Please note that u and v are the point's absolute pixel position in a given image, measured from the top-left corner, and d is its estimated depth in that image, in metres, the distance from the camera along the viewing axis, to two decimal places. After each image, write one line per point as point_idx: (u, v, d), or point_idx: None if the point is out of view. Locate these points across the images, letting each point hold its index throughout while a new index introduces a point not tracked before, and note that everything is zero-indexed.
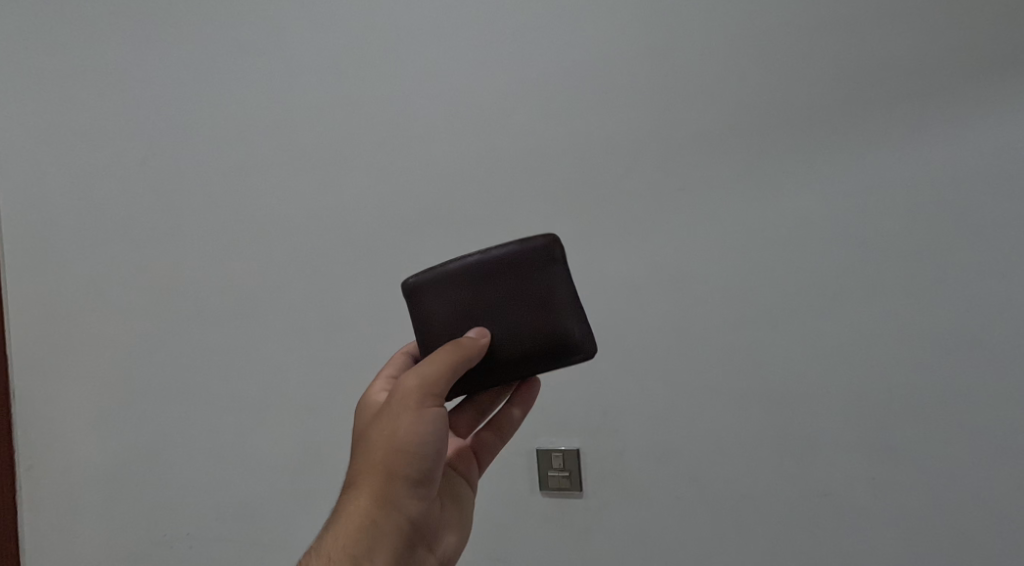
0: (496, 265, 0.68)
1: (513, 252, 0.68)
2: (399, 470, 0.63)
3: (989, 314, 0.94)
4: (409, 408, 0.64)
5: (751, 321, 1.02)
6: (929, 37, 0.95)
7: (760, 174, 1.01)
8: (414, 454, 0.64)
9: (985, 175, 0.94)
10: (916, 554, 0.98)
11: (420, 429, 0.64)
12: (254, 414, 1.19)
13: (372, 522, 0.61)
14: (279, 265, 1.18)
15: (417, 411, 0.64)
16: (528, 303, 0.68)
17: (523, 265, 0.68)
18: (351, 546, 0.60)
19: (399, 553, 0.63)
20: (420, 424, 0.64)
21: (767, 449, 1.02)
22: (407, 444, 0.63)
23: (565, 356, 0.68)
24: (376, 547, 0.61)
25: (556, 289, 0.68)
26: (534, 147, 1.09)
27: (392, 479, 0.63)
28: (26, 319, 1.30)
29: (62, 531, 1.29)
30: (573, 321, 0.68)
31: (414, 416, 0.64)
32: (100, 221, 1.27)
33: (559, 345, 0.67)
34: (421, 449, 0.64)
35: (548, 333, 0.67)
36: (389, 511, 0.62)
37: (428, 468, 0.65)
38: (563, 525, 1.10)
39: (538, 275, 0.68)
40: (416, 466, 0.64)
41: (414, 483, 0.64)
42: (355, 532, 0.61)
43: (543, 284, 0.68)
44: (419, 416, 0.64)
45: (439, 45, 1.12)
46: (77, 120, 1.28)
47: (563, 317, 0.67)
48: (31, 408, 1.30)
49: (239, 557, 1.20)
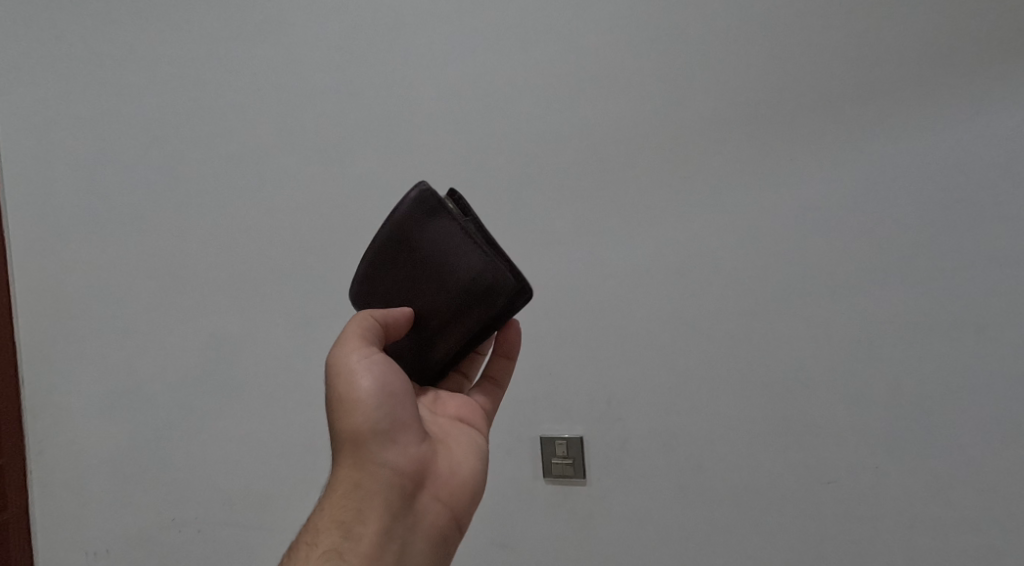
0: (400, 223, 0.77)
1: (406, 214, 0.77)
2: (358, 429, 0.71)
3: (997, 305, 0.94)
4: (345, 372, 0.73)
5: (756, 310, 1.03)
6: (935, 28, 0.95)
7: (764, 163, 1.02)
8: (367, 412, 0.72)
9: (993, 166, 0.94)
10: (919, 542, 0.97)
11: (366, 384, 0.72)
12: (261, 400, 1.20)
13: (353, 482, 0.70)
14: (283, 252, 1.20)
15: (352, 370, 0.73)
16: (437, 260, 0.75)
17: (416, 219, 0.76)
18: (338, 510, 0.69)
19: (391, 504, 0.69)
20: (358, 379, 0.72)
21: (771, 438, 1.02)
22: (359, 401, 0.72)
23: (484, 296, 0.73)
24: (363, 505, 0.69)
25: (448, 235, 0.75)
26: (538, 135, 1.09)
27: (359, 439, 0.71)
28: (35, 304, 1.32)
29: (71, 516, 1.30)
30: (471, 269, 0.74)
31: (351, 375, 0.73)
32: (108, 210, 1.29)
33: (468, 288, 0.74)
34: (375, 403, 0.72)
35: (455, 284, 0.74)
36: (366, 471, 0.70)
37: (393, 419, 0.72)
38: (565, 513, 1.11)
39: (433, 222, 0.76)
40: (376, 422, 0.72)
41: (384, 437, 0.71)
42: (340, 498, 0.70)
43: (435, 234, 0.76)
44: (359, 372, 0.73)
45: (445, 36, 1.13)
46: (84, 108, 1.30)
47: (460, 262, 0.74)
48: (40, 394, 1.32)
49: (245, 540, 1.21)
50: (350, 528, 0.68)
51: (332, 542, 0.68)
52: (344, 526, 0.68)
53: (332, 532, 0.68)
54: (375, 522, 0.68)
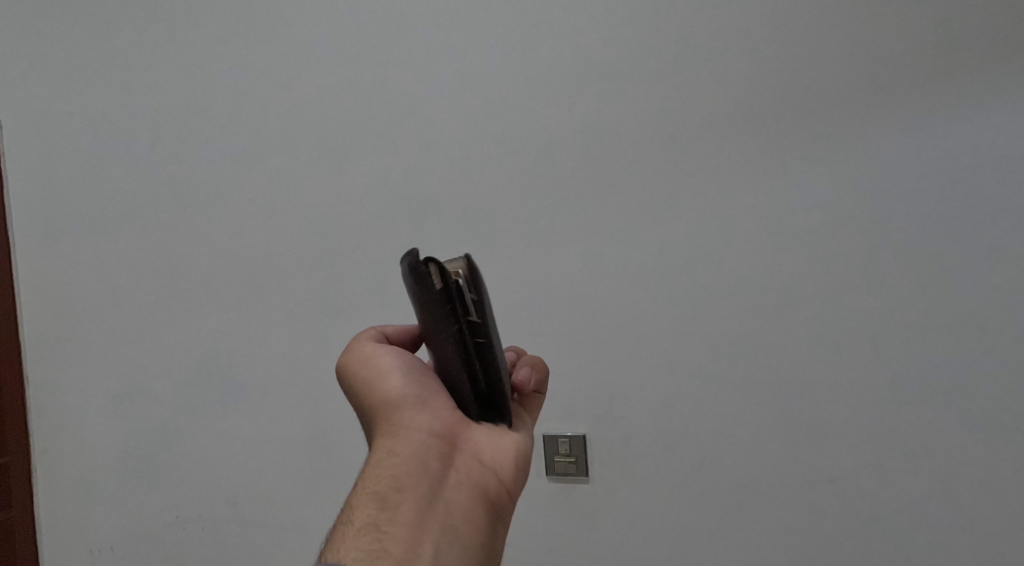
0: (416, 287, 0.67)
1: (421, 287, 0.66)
2: (392, 398, 0.73)
3: (1000, 303, 0.94)
4: (374, 356, 0.77)
5: (759, 309, 1.03)
6: (937, 27, 0.95)
7: (766, 161, 1.01)
8: (399, 383, 0.74)
9: (995, 166, 0.94)
10: (921, 539, 0.97)
11: (391, 362, 0.76)
12: (263, 398, 1.21)
13: (389, 452, 0.70)
14: (285, 251, 1.20)
15: (381, 354, 0.77)
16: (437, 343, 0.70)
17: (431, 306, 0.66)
18: (376, 480, 0.68)
19: (428, 471, 0.69)
20: (389, 359, 0.76)
21: (774, 436, 1.02)
22: (391, 374, 0.75)
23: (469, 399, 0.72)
24: (402, 472, 0.68)
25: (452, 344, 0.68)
26: (540, 135, 1.09)
27: (391, 410, 0.73)
28: (38, 304, 1.32)
29: (75, 514, 1.31)
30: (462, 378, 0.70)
31: (380, 357, 0.77)
32: (110, 210, 1.29)
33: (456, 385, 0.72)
34: (404, 373, 0.75)
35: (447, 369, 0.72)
36: (402, 437, 0.70)
37: (426, 388, 0.74)
38: (568, 511, 1.11)
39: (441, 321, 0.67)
40: (410, 389, 0.74)
41: (418, 404, 0.73)
42: (374, 470, 0.69)
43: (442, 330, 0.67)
44: (388, 354, 0.77)
45: (445, 35, 1.13)
46: (86, 108, 1.30)
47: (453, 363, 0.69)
48: (44, 393, 1.32)
49: (248, 538, 1.22)
50: (386, 498, 0.67)
51: (369, 513, 0.66)
52: (380, 498, 0.67)
53: (368, 504, 0.67)
54: (411, 489, 0.67)
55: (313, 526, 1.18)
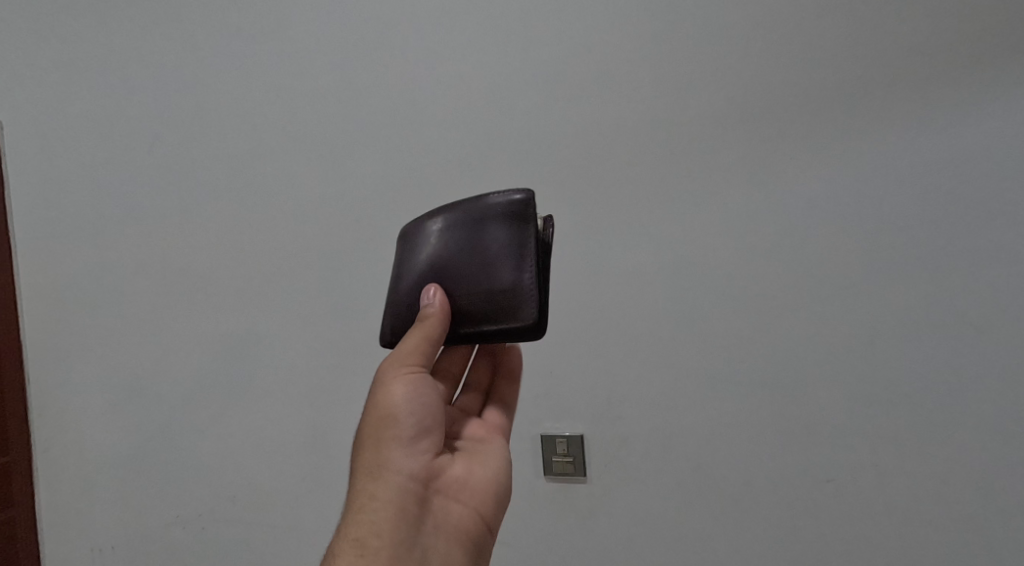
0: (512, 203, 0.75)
1: (516, 206, 0.75)
2: (387, 435, 0.72)
3: (997, 303, 0.94)
4: (388, 381, 0.74)
5: (756, 309, 1.03)
6: (934, 28, 0.95)
7: (764, 163, 1.01)
8: (398, 418, 0.73)
9: (992, 166, 0.94)
10: (918, 538, 0.97)
11: (398, 392, 0.73)
12: (262, 398, 1.21)
13: (374, 495, 0.70)
14: (284, 251, 1.21)
15: (397, 378, 0.74)
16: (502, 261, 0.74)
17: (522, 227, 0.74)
18: (358, 526, 0.69)
19: (411, 518, 0.70)
20: (400, 389, 0.74)
21: (771, 436, 1.03)
22: (400, 410, 0.73)
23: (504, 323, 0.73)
24: (384, 518, 0.69)
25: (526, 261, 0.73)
26: (537, 136, 1.10)
27: (382, 448, 0.72)
28: (38, 305, 1.33)
29: (77, 514, 1.32)
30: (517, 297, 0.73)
31: (390, 384, 0.74)
32: (109, 211, 1.30)
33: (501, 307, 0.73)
34: (406, 409, 0.73)
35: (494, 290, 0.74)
36: (386, 481, 0.71)
37: (421, 427, 0.74)
38: (566, 511, 1.12)
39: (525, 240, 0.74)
40: (406, 428, 0.73)
41: (409, 444, 0.73)
42: (359, 512, 0.70)
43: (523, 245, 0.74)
44: (405, 380, 0.74)
45: (445, 37, 1.13)
46: (86, 110, 1.31)
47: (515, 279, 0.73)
48: (46, 393, 1.33)
49: (248, 537, 1.23)
50: (367, 545, 0.68)
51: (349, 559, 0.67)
52: (360, 544, 0.68)
53: (348, 549, 0.68)
54: (393, 537, 0.68)
55: (313, 525, 1.19)
